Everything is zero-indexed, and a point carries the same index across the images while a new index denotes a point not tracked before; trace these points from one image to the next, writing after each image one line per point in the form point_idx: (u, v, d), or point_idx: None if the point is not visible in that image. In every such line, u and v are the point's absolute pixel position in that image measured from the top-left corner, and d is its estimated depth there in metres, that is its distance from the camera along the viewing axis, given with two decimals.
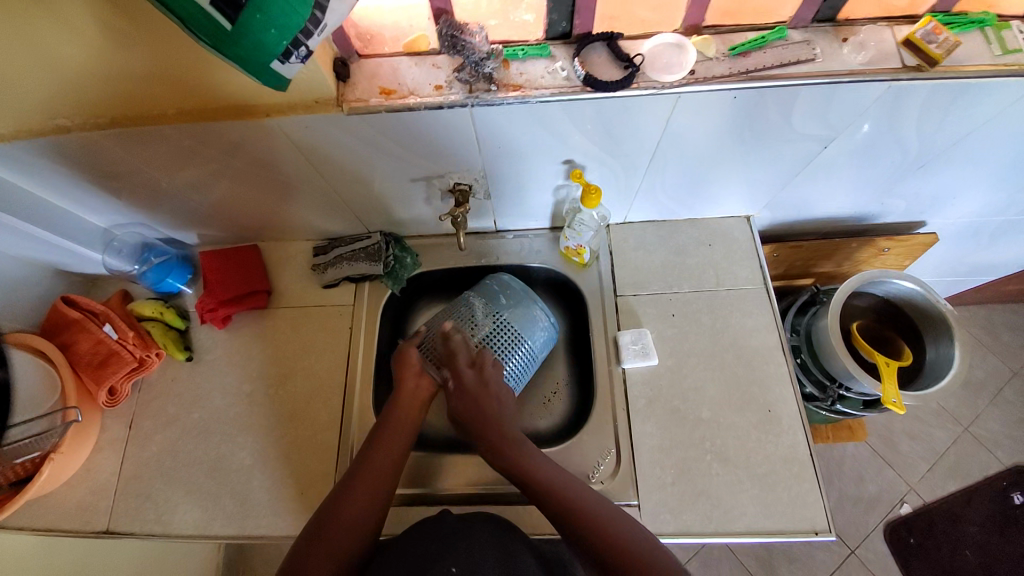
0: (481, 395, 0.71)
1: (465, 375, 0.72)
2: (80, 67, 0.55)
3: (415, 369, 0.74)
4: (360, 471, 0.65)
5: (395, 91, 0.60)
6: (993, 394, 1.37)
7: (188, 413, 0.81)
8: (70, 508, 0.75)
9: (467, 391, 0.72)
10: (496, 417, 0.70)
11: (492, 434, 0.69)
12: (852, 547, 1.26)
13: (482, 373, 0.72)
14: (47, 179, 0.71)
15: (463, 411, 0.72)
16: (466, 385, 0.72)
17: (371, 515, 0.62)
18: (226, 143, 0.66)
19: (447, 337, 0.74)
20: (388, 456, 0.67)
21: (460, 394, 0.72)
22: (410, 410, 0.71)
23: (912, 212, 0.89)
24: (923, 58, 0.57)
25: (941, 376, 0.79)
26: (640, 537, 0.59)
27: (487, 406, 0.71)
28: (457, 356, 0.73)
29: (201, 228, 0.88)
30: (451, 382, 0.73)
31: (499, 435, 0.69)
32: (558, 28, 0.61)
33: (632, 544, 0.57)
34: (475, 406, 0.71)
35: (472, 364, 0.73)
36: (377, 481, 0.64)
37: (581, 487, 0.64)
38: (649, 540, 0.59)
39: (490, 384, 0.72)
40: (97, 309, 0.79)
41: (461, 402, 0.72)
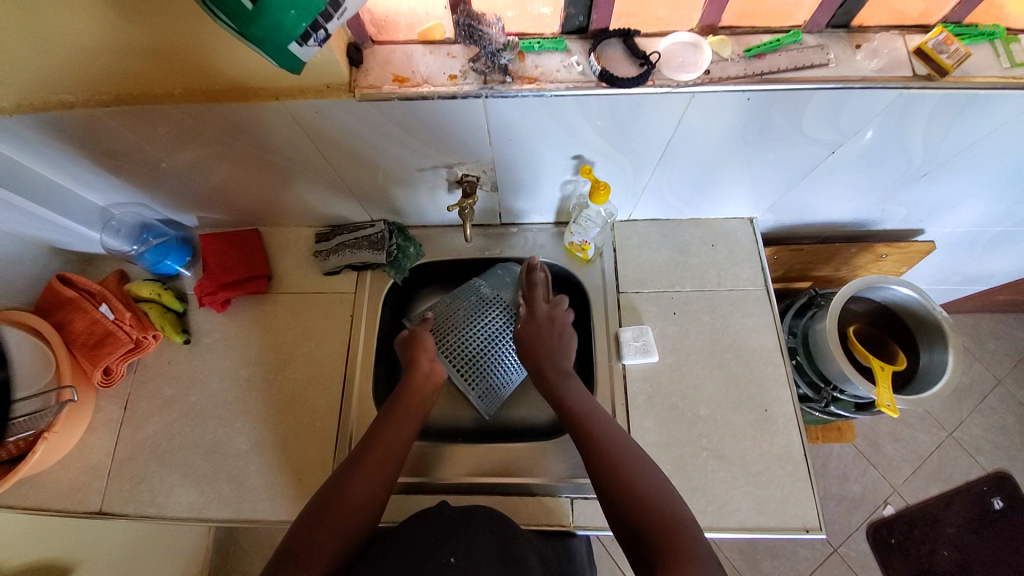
0: (548, 329, 0.79)
1: (540, 306, 0.81)
2: (85, 41, 0.54)
3: (428, 351, 0.77)
4: (371, 449, 0.66)
5: (409, 79, 0.60)
6: (978, 401, 1.40)
7: (185, 396, 0.81)
8: (63, 486, 0.75)
9: (536, 320, 0.80)
10: (552, 349, 0.77)
11: (544, 360, 0.76)
12: (835, 545, 1.29)
13: (554, 313, 0.80)
14: (46, 155, 0.70)
15: (529, 338, 0.79)
16: (538, 316, 0.80)
17: (376, 495, 0.63)
18: (232, 125, 0.65)
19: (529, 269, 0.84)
20: (399, 438, 0.68)
21: (529, 322, 0.80)
22: (423, 389, 0.73)
23: (911, 220, 0.91)
24: (934, 68, 0.58)
25: (934, 382, 0.81)
26: (661, 497, 0.59)
27: (547, 335, 0.78)
28: (536, 288, 0.82)
29: (202, 209, 0.87)
30: (523, 313, 0.81)
31: (548, 363, 0.76)
32: (574, 21, 0.60)
33: (648, 492, 0.59)
34: (535, 336, 0.78)
35: (548, 300, 0.82)
36: (385, 460, 0.65)
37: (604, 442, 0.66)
38: (669, 492, 0.59)
39: (561, 320, 0.80)
40: (94, 289, 0.79)
41: (529, 327, 0.79)
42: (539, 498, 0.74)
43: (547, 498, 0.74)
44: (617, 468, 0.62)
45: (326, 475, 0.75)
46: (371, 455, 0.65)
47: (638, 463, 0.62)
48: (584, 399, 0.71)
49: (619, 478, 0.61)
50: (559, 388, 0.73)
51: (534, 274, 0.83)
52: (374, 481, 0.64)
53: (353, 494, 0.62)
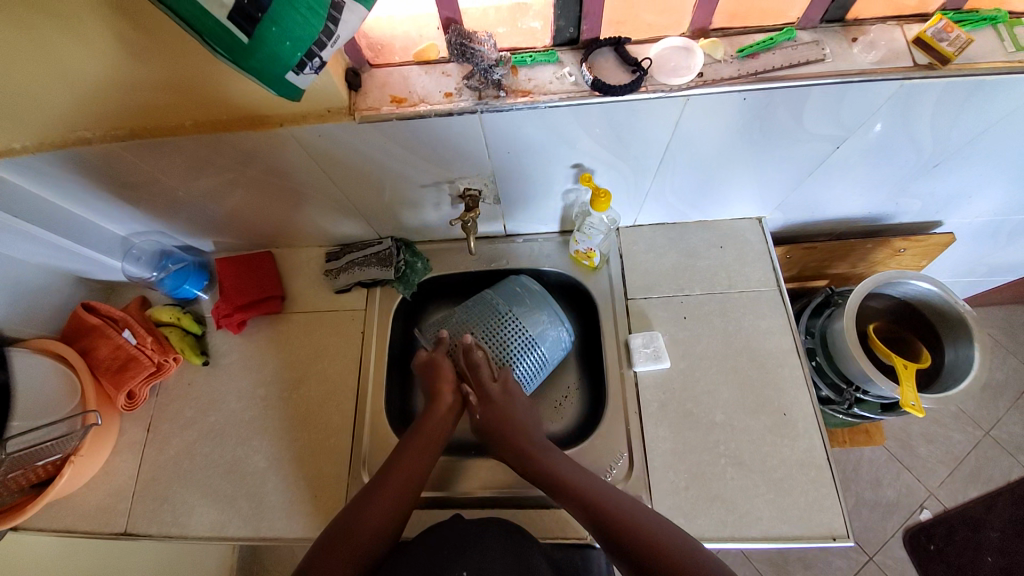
0: (507, 405, 0.75)
1: (491, 386, 0.75)
2: (98, 81, 0.57)
3: (451, 384, 0.76)
4: (386, 480, 0.65)
5: (406, 99, 0.62)
6: (1014, 397, 1.34)
7: (204, 417, 0.83)
8: (90, 509, 0.77)
9: (495, 403, 0.75)
10: (521, 424, 0.74)
11: (519, 441, 0.72)
12: (871, 554, 1.23)
13: (506, 386, 0.76)
14: (69, 190, 0.73)
15: (493, 420, 0.74)
16: (493, 397, 0.75)
17: (389, 526, 0.63)
18: (241, 153, 0.68)
19: (467, 350, 0.76)
20: (416, 470, 0.67)
21: (485, 406, 0.75)
22: (445, 415, 0.74)
23: (927, 212, 0.88)
24: (935, 56, 0.57)
25: (960, 379, 0.78)
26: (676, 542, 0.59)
27: (510, 414, 0.74)
28: (480, 369, 0.75)
29: (216, 234, 0.89)
30: (475, 396, 0.76)
31: (527, 441, 0.72)
32: (564, 34, 0.61)
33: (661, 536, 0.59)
34: (500, 417, 0.74)
35: (495, 376, 0.76)
36: (406, 486, 0.65)
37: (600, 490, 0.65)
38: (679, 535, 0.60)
39: (513, 391, 0.76)
40: (117, 315, 0.81)
41: (489, 411, 0.74)
42: (552, 509, 0.73)
43: (564, 511, 0.73)
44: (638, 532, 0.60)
45: (342, 491, 0.75)
46: (390, 488, 0.65)
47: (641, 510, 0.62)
48: (594, 482, 0.66)
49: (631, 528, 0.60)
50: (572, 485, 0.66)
51: (473, 354, 0.75)
52: (389, 511, 0.63)
53: (368, 526, 0.61)
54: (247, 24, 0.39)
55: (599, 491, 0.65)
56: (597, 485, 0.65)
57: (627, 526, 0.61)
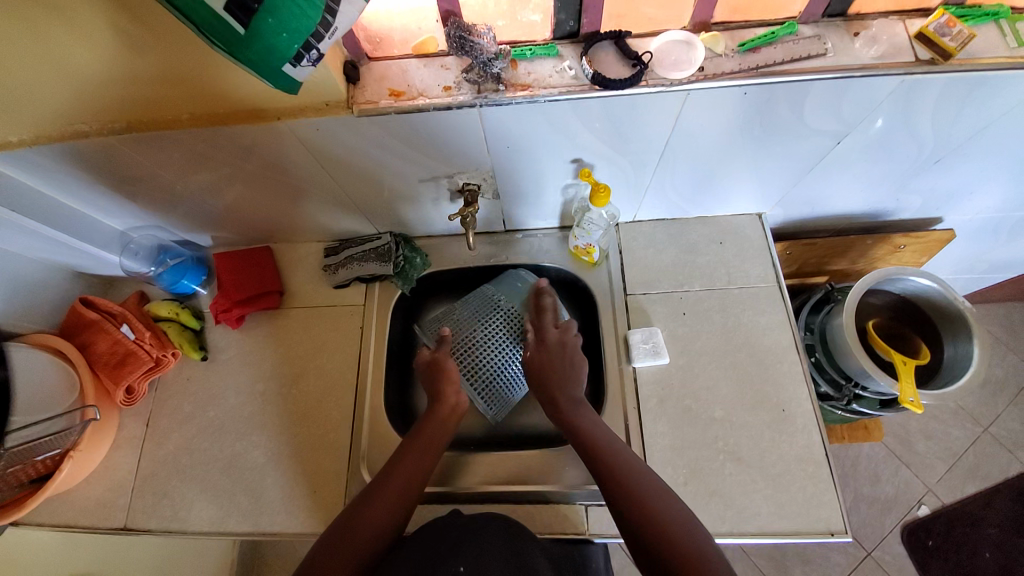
0: (558, 356, 0.76)
1: (550, 332, 0.77)
2: (94, 73, 0.56)
3: (456, 384, 0.75)
4: (388, 480, 0.65)
5: (404, 93, 0.61)
6: (1013, 393, 1.34)
7: (203, 412, 0.83)
8: (89, 504, 0.77)
9: (547, 347, 0.76)
10: (563, 377, 0.74)
11: (555, 392, 0.73)
12: (868, 549, 1.24)
13: (565, 337, 0.77)
14: (66, 184, 0.73)
15: (540, 364, 0.75)
16: (548, 342, 0.77)
17: (391, 525, 0.63)
18: (238, 147, 0.67)
19: (539, 292, 0.81)
20: (416, 473, 0.66)
21: (539, 348, 0.77)
22: (447, 419, 0.73)
23: (928, 209, 0.88)
24: (938, 51, 0.57)
25: (960, 374, 0.78)
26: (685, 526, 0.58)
27: (558, 364, 0.75)
28: (546, 314, 0.79)
29: (214, 229, 0.89)
30: (533, 337, 0.78)
31: (562, 392, 0.73)
32: (565, 27, 0.61)
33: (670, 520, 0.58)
34: (548, 362, 0.75)
35: (557, 325, 0.79)
36: (407, 485, 0.65)
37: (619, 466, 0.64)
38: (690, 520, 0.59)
39: (569, 347, 0.76)
40: (115, 310, 0.81)
41: (538, 354, 0.76)
42: (550, 505, 0.73)
43: (563, 506, 0.73)
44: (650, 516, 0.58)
45: (341, 486, 0.75)
46: (392, 486, 0.65)
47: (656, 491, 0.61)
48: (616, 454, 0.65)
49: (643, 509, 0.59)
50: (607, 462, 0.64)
51: (544, 298, 0.80)
52: (390, 509, 0.63)
53: (369, 524, 0.61)
54: (242, 14, 0.39)
55: (631, 470, 0.63)
56: (629, 464, 0.64)
57: (650, 516, 0.59)
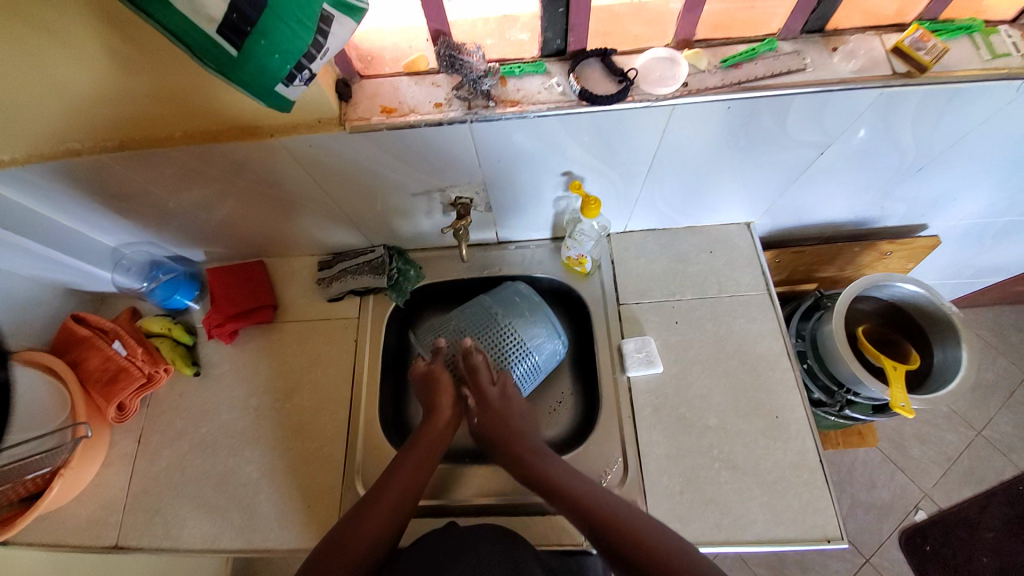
0: (506, 411, 0.74)
1: (489, 391, 0.75)
2: (88, 93, 0.57)
3: (451, 394, 0.75)
4: (382, 494, 0.65)
5: (396, 109, 0.62)
6: (1005, 397, 1.36)
7: (196, 428, 0.82)
8: (80, 523, 0.76)
9: (491, 406, 0.74)
10: (520, 431, 0.73)
11: (516, 448, 0.72)
12: (867, 555, 1.24)
13: (505, 391, 0.75)
14: (58, 201, 0.73)
15: (491, 424, 0.74)
16: (490, 403, 0.74)
17: (384, 540, 0.62)
18: (231, 163, 0.68)
19: (468, 354, 0.75)
20: (410, 487, 0.66)
21: (483, 412, 0.74)
22: (438, 435, 0.72)
23: (912, 216, 0.90)
24: (913, 63, 0.58)
25: (950, 379, 0.79)
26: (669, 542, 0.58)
27: (511, 419, 0.74)
28: (480, 374, 0.75)
29: (207, 244, 0.89)
30: (473, 400, 0.75)
31: (521, 445, 0.72)
32: (552, 45, 0.62)
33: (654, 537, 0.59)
34: (499, 420, 0.74)
35: (494, 380, 0.76)
36: (398, 503, 0.64)
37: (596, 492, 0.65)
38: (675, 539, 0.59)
39: (511, 397, 0.76)
40: (107, 327, 0.81)
41: (486, 418, 0.74)
42: (546, 516, 0.73)
43: (559, 517, 0.73)
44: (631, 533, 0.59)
45: (335, 502, 0.75)
46: (386, 499, 0.64)
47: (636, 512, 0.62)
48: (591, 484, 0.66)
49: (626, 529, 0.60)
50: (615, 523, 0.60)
51: (473, 358, 0.75)
52: (383, 523, 0.63)
53: (362, 538, 0.61)
54: (235, 37, 0.40)
55: (642, 526, 0.60)
56: (633, 515, 0.61)
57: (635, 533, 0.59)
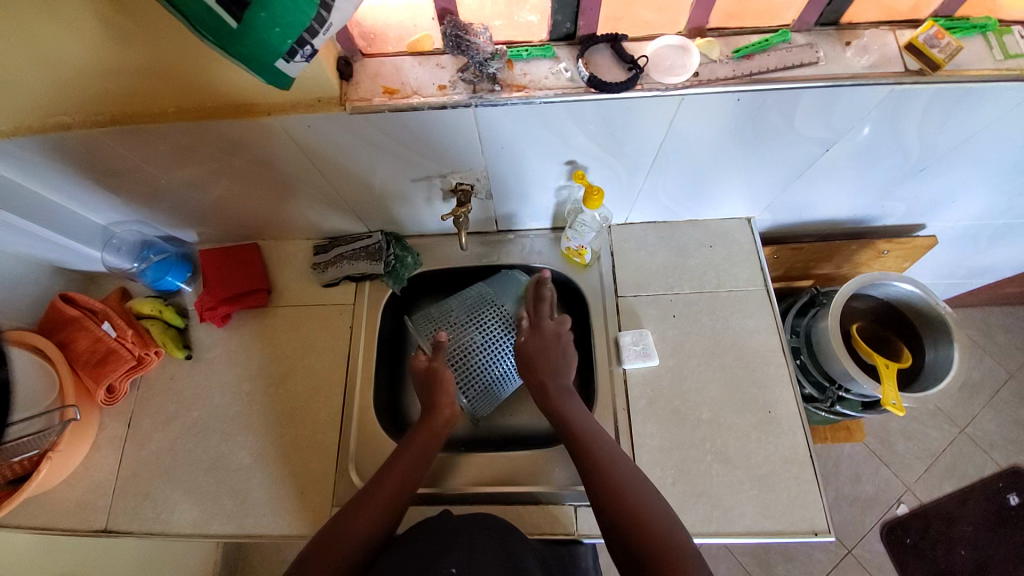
0: (554, 346, 0.77)
1: (547, 323, 0.79)
2: (78, 63, 0.55)
3: (451, 392, 0.74)
4: (379, 486, 0.65)
5: (398, 91, 0.60)
6: (989, 396, 1.38)
7: (187, 412, 0.81)
8: (68, 505, 0.75)
9: (544, 335, 0.78)
10: (555, 367, 0.76)
11: (544, 377, 0.75)
12: (849, 547, 1.27)
13: (562, 330, 0.78)
14: (46, 176, 0.71)
15: (533, 350, 0.77)
16: (544, 331, 0.78)
17: (380, 530, 0.62)
18: (227, 141, 0.66)
19: (538, 282, 0.81)
20: (406, 479, 0.66)
21: (535, 334, 0.78)
22: (437, 429, 0.72)
23: (912, 216, 0.90)
24: (926, 62, 0.58)
25: (940, 379, 0.80)
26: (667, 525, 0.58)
27: (554, 352, 0.77)
28: (542, 304, 0.80)
29: (200, 225, 0.87)
30: (527, 324, 0.80)
31: (552, 380, 0.74)
32: (562, 29, 0.61)
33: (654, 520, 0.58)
34: (541, 350, 0.77)
35: (554, 318, 0.80)
36: (395, 495, 0.64)
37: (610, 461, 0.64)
38: (675, 526, 0.58)
39: (564, 341, 0.78)
40: (96, 307, 0.79)
41: (533, 340, 0.77)
42: (540, 505, 0.73)
43: (553, 507, 0.73)
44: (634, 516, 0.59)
45: (328, 488, 0.74)
46: (384, 490, 0.64)
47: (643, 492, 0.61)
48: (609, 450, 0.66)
49: (630, 507, 0.59)
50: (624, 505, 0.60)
51: (543, 289, 0.81)
52: (378, 512, 0.63)
53: (357, 529, 0.61)
54: (236, 8, 0.38)
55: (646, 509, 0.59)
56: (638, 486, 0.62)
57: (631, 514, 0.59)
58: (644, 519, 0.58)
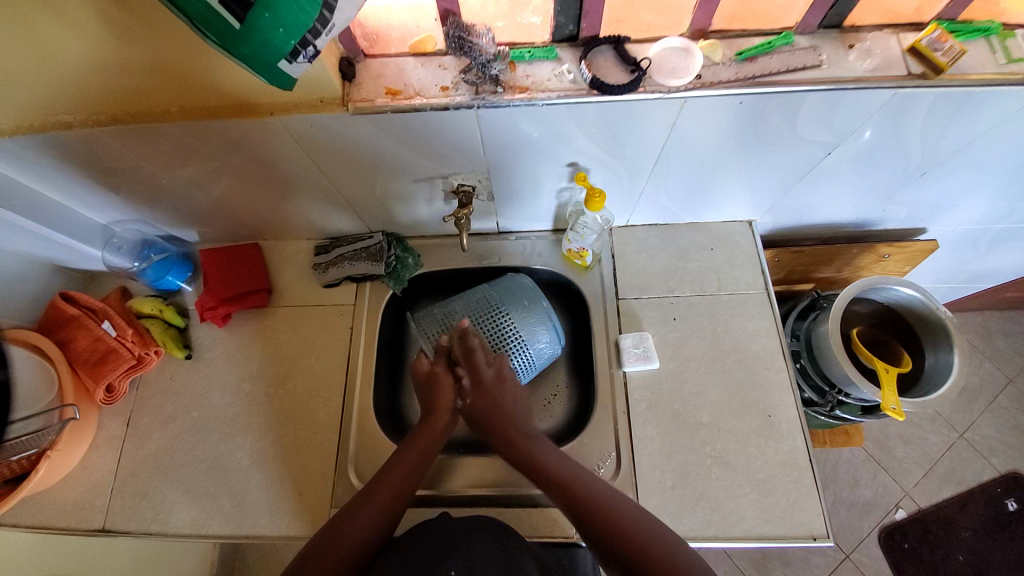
0: (498, 394, 0.74)
1: (484, 371, 0.74)
2: (79, 62, 0.55)
3: (447, 404, 0.74)
4: (378, 489, 0.65)
5: (401, 91, 0.60)
6: (989, 400, 1.38)
7: (186, 412, 0.81)
8: (66, 505, 0.75)
9: (485, 387, 0.74)
10: (510, 417, 0.73)
11: (506, 429, 0.72)
12: (847, 551, 1.26)
13: (500, 372, 0.75)
14: (47, 175, 0.71)
15: (482, 407, 0.74)
16: (485, 383, 0.74)
17: (377, 534, 0.61)
18: (227, 141, 0.66)
19: (465, 336, 0.76)
20: (404, 482, 0.66)
21: (477, 392, 0.75)
22: (437, 432, 0.72)
23: (912, 220, 0.90)
24: (929, 66, 0.58)
25: (939, 384, 0.80)
26: (660, 539, 0.58)
27: (501, 403, 0.74)
28: (475, 354, 0.75)
29: (200, 225, 0.87)
30: (468, 380, 0.75)
31: (514, 430, 0.72)
32: (564, 30, 0.61)
33: (645, 535, 0.58)
34: (492, 405, 0.74)
35: (491, 362, 0.76)
36: (394, 499, 0.64)
37: (595, 485, 0.64)
38: (671, 540, 0.58)
39: (506, 381, 0.75)
40: (96, 306, 0.79)
41: (479, 397, 0.74)
42: (540, 508, 0.73)
43: (551, 509, 0.73)
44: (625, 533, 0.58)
45: (326, 490, 0.74)
46: (383, 492, 0.64)
47: (630, 512, 0.61)
48: (585, 479, 0.65)
49: (620, 526, 0.59)
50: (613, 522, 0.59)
51: (471, 340, 0.75)
52: (376, 514, 0.62)
53: (355, 532, 0.60)
54: (240, 9, 0.38)
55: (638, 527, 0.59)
56: (624, 507, 0.61)
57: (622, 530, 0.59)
58: (635, 537, 0.58)
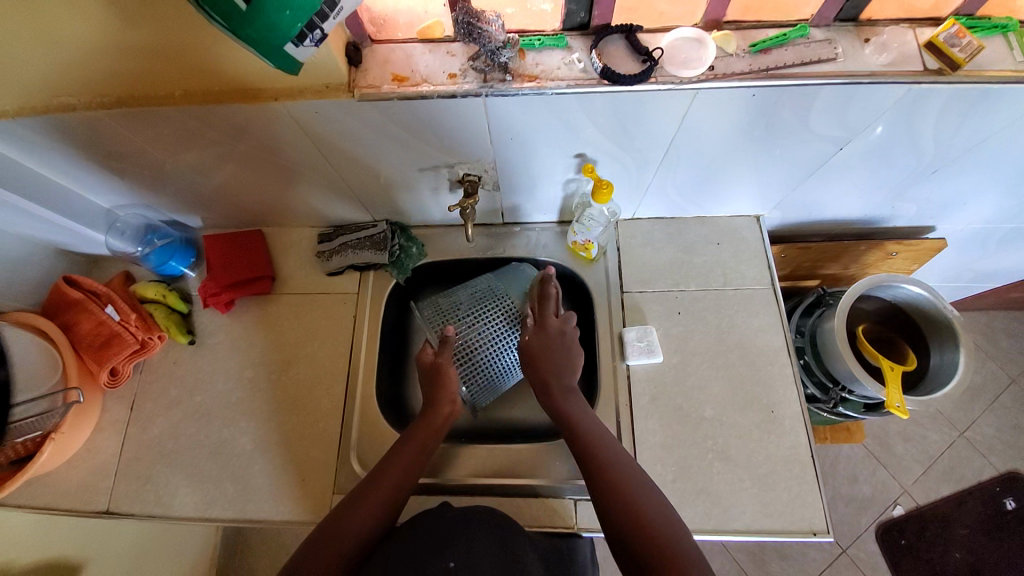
0: (558, 343, 0.76)
1: (552, 320, 0.77)
2: (83, 42, 0.54)
3: (452, 393, 0.74)
4: (380, 479, 0.65)
5: (407, 78, 0.60)
6: (990, 400, 1.38)
7: (189, 397, 0.81)
8: (71, 487, 0.76)
9: (547, 333, 0.76)
10: (558, 369, 0.74)
11: (548, 378, 0.73)
12: (844, 546, 1.27)
13: (566, 329, 0.77)
14: (50, 158, 0.70)
15: (535, 350, 0.75)
16: (549, 329, 0.76)
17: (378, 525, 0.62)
18: (232, 126, 0.65)
19: (542, 280, 0.79)
20: (405, 475, 0.66)
21: (538, 333, 0.76)
22: (437, 427, 0.71)
23: (921, 218, 0.89)
24: (946, 62, 0.57)
25: (944, 383, 0.79)
26: (665, 519, 0.58)
27: (556, 349, 0.75)
28: (548, 302, 0.78)
29: (203, 210, 0.87)
30: (532, 322, 0.78)
31: (556, 381, 0.73)
32: (575, 18, 0.59)
33: (652, 514, 0.59)
34: (544, 346, 0.75)
35: (558, 316, 0.78)
36: (395, 489, 0.65)
37: (614, 453, 0.65)
38: (676, 522, 0.58)
39: (567, 337, 0.76)
40: (99, 291, 0.79)
41: (537, 339, 0.76)
42: (540, 499, 0.74)
43: (551, 500, 0.73)
44: (632, 510, 0.59)
45: (329, 477, 0.75)
46: (384, 485, 0.64)
47: (641, 488, 0.61)
48: (607, 445, 0.66)
49: (629, 502, 0.59)
50: (620, 506, 0.59)
51: (547, 288, 0.78)
52: (377, 505, 0.63)
53: (356, 522, 0.61)
54: None
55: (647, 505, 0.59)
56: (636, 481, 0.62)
57: (630, 508, 0.59)
58: (642, 514, 0.58)
